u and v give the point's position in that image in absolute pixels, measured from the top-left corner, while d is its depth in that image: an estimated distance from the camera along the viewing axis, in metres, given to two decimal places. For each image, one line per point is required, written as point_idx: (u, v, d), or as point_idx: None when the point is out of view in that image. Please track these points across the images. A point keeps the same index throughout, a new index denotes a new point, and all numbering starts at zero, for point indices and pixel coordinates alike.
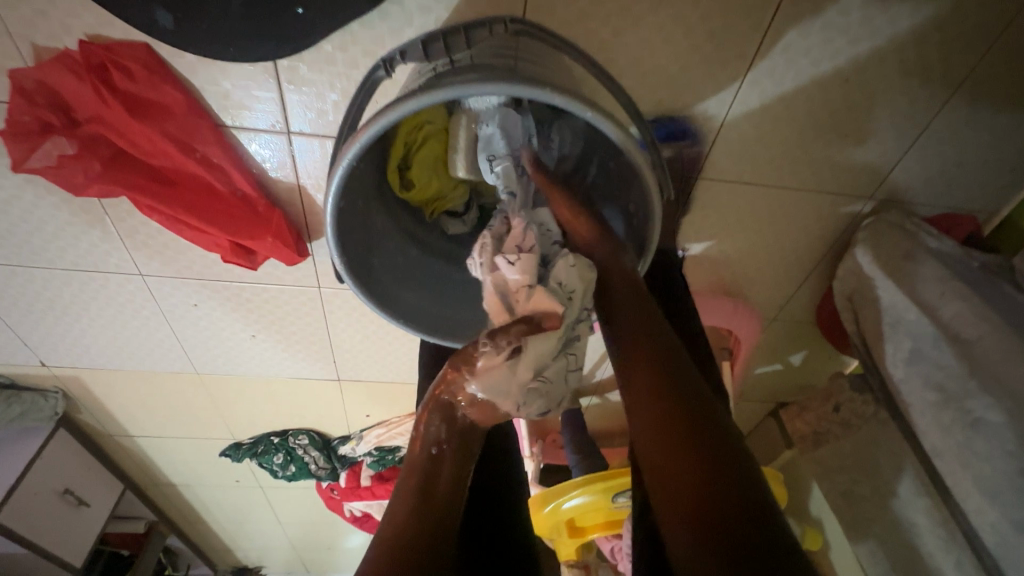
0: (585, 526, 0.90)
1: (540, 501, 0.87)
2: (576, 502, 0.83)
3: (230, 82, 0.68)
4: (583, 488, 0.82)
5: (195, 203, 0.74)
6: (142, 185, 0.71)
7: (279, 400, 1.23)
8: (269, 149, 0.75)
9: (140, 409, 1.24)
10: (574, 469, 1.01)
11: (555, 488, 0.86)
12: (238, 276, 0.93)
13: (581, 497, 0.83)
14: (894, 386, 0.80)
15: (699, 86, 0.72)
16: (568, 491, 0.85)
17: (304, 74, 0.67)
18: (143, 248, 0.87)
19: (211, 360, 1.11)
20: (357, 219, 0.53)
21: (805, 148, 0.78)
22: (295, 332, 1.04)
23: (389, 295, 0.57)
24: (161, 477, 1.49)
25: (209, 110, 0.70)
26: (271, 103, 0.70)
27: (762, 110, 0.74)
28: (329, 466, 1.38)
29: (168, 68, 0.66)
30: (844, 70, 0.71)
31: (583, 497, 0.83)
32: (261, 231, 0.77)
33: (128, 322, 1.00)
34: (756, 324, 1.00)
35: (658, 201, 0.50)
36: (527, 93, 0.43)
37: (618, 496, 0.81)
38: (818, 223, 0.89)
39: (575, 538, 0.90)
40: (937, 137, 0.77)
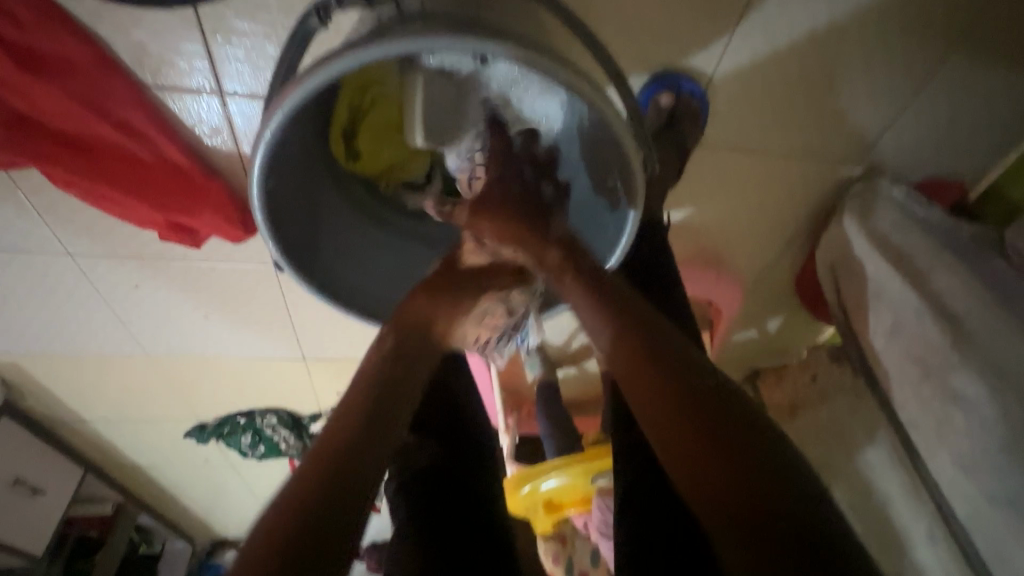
0: (563, 502, 0.88)
1: (516, 480, 0.83)
2: (554, 484, 0.81)
3: (144, 33, 0.58)
4: (561, 471, 0.80)
5: (121, 174, 0.65)
6: (50, 155, 0.61)
7: (242, 380, 1.17)
8: (199, 111, 0.65)
9: (91, 393, 1.16)
10: (545, 438, 0.97)
11: (530, 469, 0.83)
12: (182, 254, 0.84)
13: (558, 477, 0.81)
14: (875, 359, 0.79)
15: (684, 42, 0.65)
16: (545, 471, 0.82)
17: (232, 23, 0.58)
18: (67, 225, 0.77)
19: (163, 342, 1.03)
20: (295, 196, 0.47)
21: (795, 109, 0.73)
22: (253, 312, 0.97)
23: (341, 281, 0.52)
24: (124, 460, 1.43)
25: (123, 65, 0.61)
26: (197, 58, 0.60)
27: (751, 68, 0.68)
28: (300, 444, 1.34)
29: (64, 13, 0.56)
30: (842, 24, 0.64)
31: (561, 478, 0.80)
32: (198, 206, 0.69)
33: (63, 305, 0.91)
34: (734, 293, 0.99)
35: (640, 180, 0.45)
36: (490, 50, 0.36)
37: (597, 477, 0.79)
38: (803, 190, 0.84)
39: (553, 514, 0.89)
40: (933, 98, 0.72)
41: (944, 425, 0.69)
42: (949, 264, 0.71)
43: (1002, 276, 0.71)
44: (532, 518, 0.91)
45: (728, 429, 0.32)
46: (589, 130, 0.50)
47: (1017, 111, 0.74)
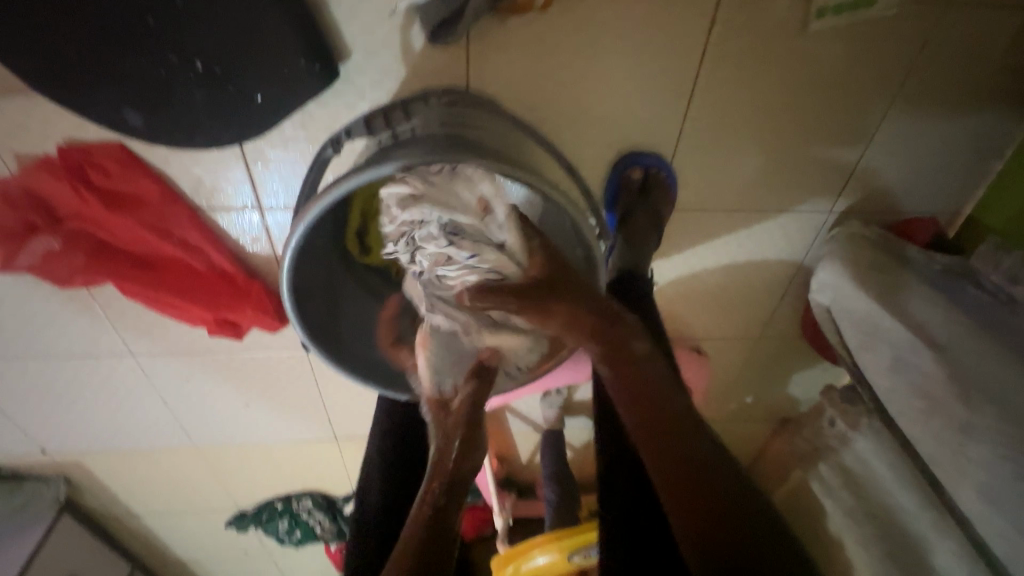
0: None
1: (506, 558, 0.94)
2: (539, 560, 0.91)
3: (201, 168, 0.72)
4: (544, 548, 0.92)
5: (180, 283, 0.77)
6: (124, 272, 0.74)
7: (279, 464, 1.23)
8: (242, 225, 0.78)
9: (142, 486, 1.24)
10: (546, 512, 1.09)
11: (519, 548, 0.94)
12: (226, 346, 0.95)
13: (544, 555, 0.92)
14: (883, 394, 0.80)
15: (645, 125, 0.75)
16: (532, 551, 0.93)
17: (269, 153, 0.72)
18: (131, 328, 0.89)
19: (208, 431, 1.12)
20: (320, 288, 0.57)
21: (756, 170, 0.81)
22: (288, 396, 1.06)
23: (359, 357, 0.60)
24: (168, 555, 1.47)
25: (184, 196, 0.74)
26: (242, 183, 0.74)
27: (709, 141, 0.77)
28: (334, 528, 1.36)
29: (141, 161, 0.70)
30: (781, 96, 0.74)
31: (547, 555, 0.91)
32: (241, 304, 0.79)
33: (123, 401, 1.02)
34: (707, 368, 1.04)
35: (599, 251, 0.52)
36: (457, 161, 0.46)
37: (574, 554, 0.90)
38: (784, 241, 0.90)
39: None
40: (883, 147, 0.80)
41: (959, 456, 0.68)
42: None
43: (982, 301, 0.74)
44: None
45: (690, 449, 0.52)
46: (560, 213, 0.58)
47: (968, 150, 0.81)
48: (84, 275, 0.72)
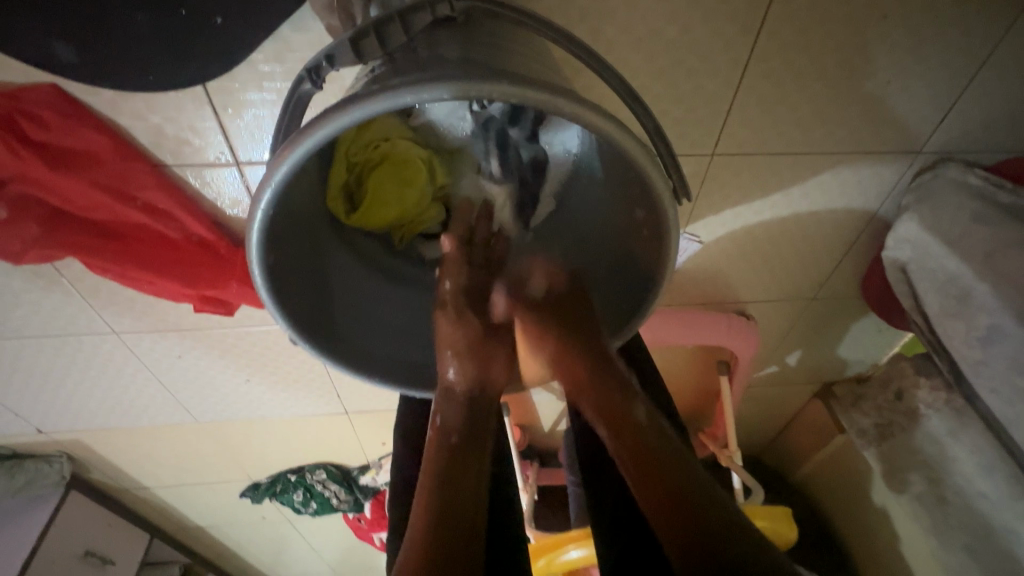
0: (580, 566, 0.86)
1: (537, 552, 0.83)
2: (573, 556, 0.81)
3: (159, 115, 0.59)
4: (580, 541, 0.81)
5: (154, 256, 0.66)
6: (85, 243, 0.63)
7: (288, 438, 1.17)
8: (219, 184, 0.66)
9: (150, 462, 1.19)
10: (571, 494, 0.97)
11: (549, 542, 0.83)
12: (218, 321, 0.85)
13: (581, 549, 0.81)
14: (971, 369, 0.69)
15: (704, 48, 0.60)
16: (565, 543, 0.82)
17: (239, 95, 0.58)
18: (110, 305, 0.80)
19: (210, 408, 1.05)
20: (306, 266, 0.45)
21: (838, 103, 0.66)
22: (291, 372, 0.97)
23: (363, 348, 0.49)
24: (186, 523, 1.45)
25: (144, 150, 0.62)
26: (212, 133, 0.61)
27: (783, 66, 0.62)
28: (351, 498, 1.32)
29: (84, 109, 0.58)
30: (883, 3, 0.58)
31: (583, 549, 0.80)
32: (224, 277, 0.69)
33: (115, 380, 0.94)
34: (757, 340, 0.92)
35: (675, 218, 0.39)
36: (479, 92, 0.32)
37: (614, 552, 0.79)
38: (858, 190, 0.76)
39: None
40: (1002, 70, 0.63)
41: None
42: None
43: None
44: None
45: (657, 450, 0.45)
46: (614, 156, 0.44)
47: None
48: (40, 249, 0.62)
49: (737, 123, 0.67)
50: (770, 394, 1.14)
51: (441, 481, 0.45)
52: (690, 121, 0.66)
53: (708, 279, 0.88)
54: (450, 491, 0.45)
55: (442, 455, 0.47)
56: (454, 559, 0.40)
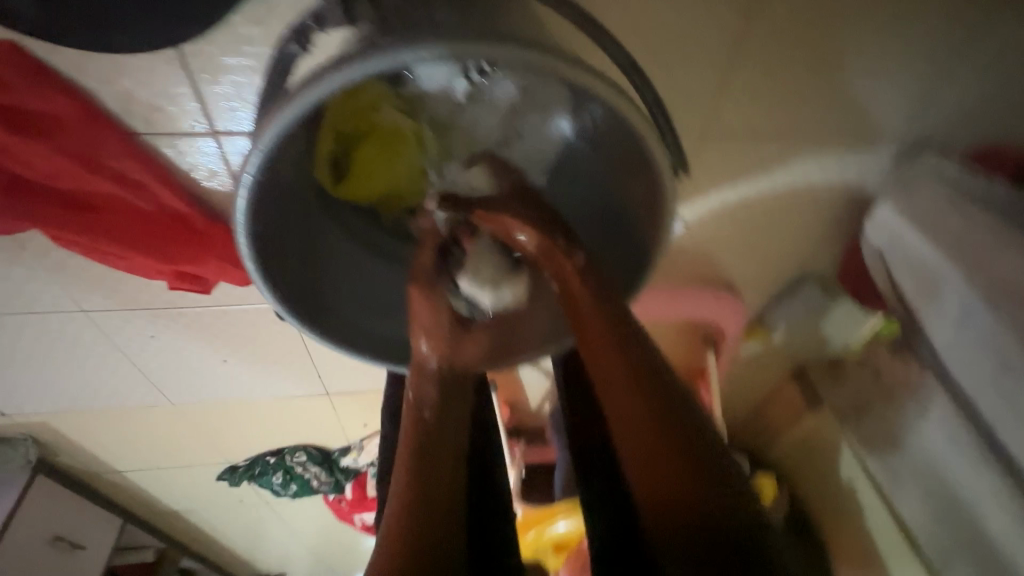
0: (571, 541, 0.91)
1: (528, 522, 0.90)
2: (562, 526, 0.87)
3: (129, 79, 0.56)
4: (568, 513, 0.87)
5: (125, 229, 0.63)
6: (50, 215, 0.60)
7: (267, 420, 1.15)
8: (194, 155, 0.63)
9: (121, 445, 1.16)
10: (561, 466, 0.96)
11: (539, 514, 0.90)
12: (194, 300, 0.82)
13: (568, 520, 0.87)
14: (941, 350, 0.71)
15: (697, 26, 0.59)
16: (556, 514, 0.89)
17: (216, 59, 0.55)
18: (78, 282, 0.76)
19: (185, 390, 1.02)
20: (295, 237, 0.44)
21: (824, 88, 0.66)
22: (271, 352, 0.95)
23: (351, 322, 0.48)
24: (161, 507, 1.42)
25: (116, 117, 0.59)
26: (187, 100, 0.58)
27: (773, 48, 0.62)
28: (332, 480, 1.31)
29: (48, 70, 0.54)
30: None
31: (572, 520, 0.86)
32: (202, 253, 0.66)
33: (83, 361, 0.91)
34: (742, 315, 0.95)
35: (671, 195, 0.39)
36: (480, 54, 0.31)
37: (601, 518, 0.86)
38: (839, 175, 0.77)
39: (562, 553, 0.93)
40: (983, 58, 0.65)
41: None
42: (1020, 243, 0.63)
43: None
44: (543, 556, 0.95)
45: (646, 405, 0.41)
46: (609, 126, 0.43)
47: None
48: (1, 221, 0.58)
49: (726, 105, 0.67)
50: (747, 376, 1.17)
51: (416, 459, 0.45)
52: (682, 101, 0.66)
53: (693, 260, 0.89)
54: (431, 484, 0.43)
55: (418, 432, 0.46)
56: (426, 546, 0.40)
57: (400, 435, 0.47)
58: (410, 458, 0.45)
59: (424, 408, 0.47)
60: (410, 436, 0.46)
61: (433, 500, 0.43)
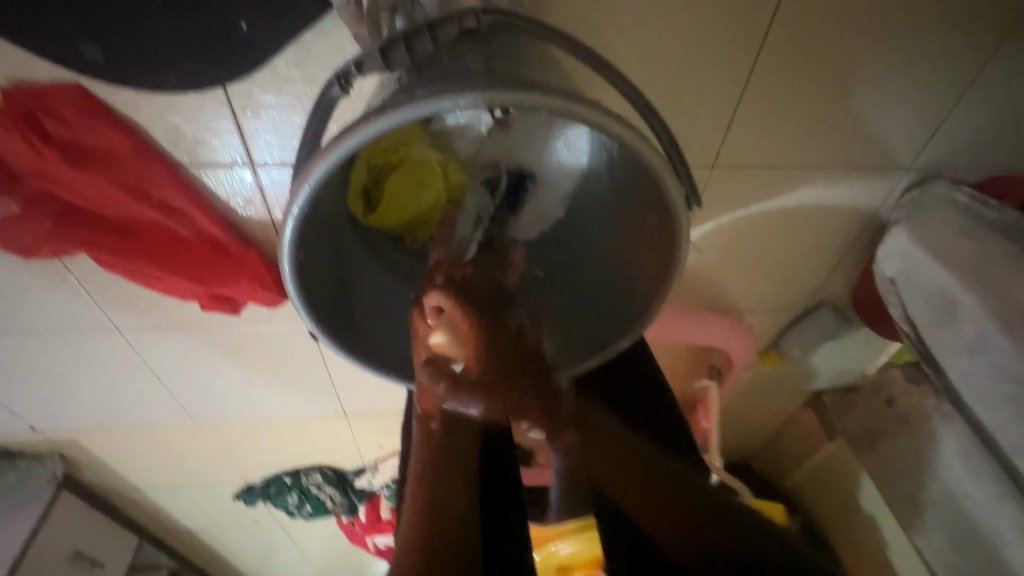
0: (572, 566, 0.91)
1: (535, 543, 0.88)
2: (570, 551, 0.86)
3: (178, 116, 0.60)
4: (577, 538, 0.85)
5: (164, 253, 0.67)
6: (98, 239, 0.64)
7: (285, 439, 1.17)
8: (232, 184, 0.67)
9: (143, 463, 1.18)
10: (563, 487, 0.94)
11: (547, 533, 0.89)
12: (223, 321, 0.86)
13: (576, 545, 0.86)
14: (957, 376, 0.72)
15: (708, 64, 0.63)
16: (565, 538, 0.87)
17: (259, 98, 0.60)
18: (116, 303, 0.80)
19: (209, 408, 1.05)
20: (328, 261, 0.47)
21: (832, 121, 0.69)
22: (293, 372, 0.97)
23: (376, 343, 0.50)
24: (177, 526, 1.43)
25: (162, 150, 0.63)
26: (229, 134, 0.62)
27: (782, 83, 0.65)
28: (346, 501, 1.32)
29: (105, 107, 0.59)
30: (875, 28, 0.61)
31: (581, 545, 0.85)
32: (235, 276, 0.70)
33: (115, 379, 0.94)
34: (750, 345, 0.94)
35: (686, 225, 0.41)
36: (511, 99, 0.34)
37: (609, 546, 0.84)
38: (848, 203, 0.79)
39: None
40: (987, 93, 0.67)
41: None
42: None
43: None
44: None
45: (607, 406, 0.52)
46: (626, 160, 0.45)
47: None
48: (53, 245, 0.62)
49: (737, 137, 0.69)
50: (762, 403, 1.16)
51: (428, 484, 0.47)
52: (694, 134, 0.69)
53: (705, 286, 0.90)
54: (442, 507, 0.46)
55: (430, 446, 0.48)
56: (438, 572, 0.42)
57: (416, 450, 0.49)
58: (422, 484, 0.47)
59: (432, 421, 0.48)
60: (426, 456, 0.48)
61: (444, 527, 0.45)
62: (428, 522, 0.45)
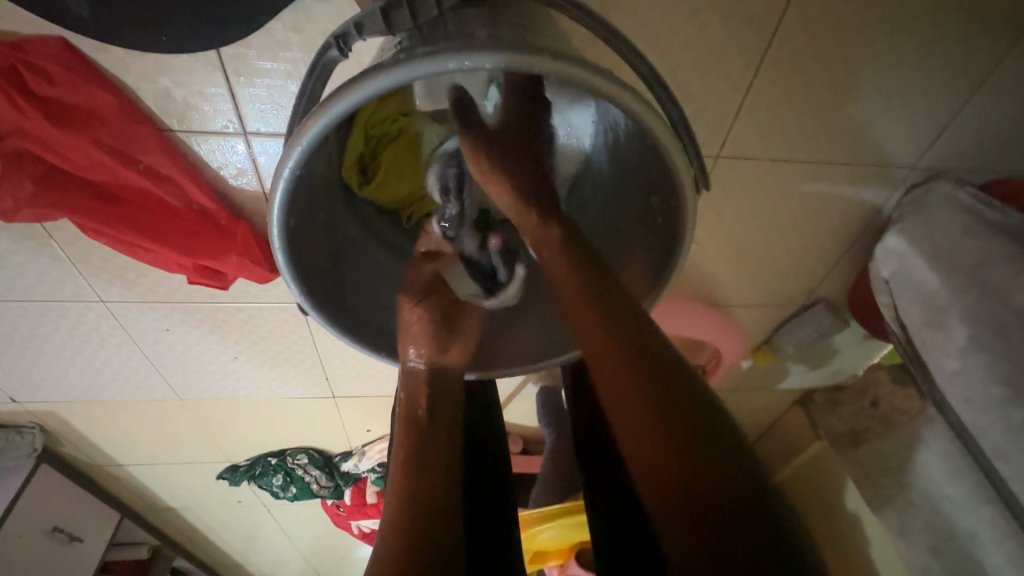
0: (548, 551, 0.91)
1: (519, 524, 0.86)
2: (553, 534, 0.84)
3: (169, 78, 0.58)
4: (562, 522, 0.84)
5: (151, 222, 0.65)
6: (81, 204, 0.61)
7: (271, 420, 1.15)
8: (224, 154, 0.65)
9: (126, 438, 1.17)
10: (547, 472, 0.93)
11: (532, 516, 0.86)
12: (210, 296, 0.84)
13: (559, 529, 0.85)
14: (947, 378, 0.72)
15: (718, 50, 0.61)
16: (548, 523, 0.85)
17: (254, 63, 0.57)
18: (99, 272, 0.78)
19: (193, 385, 1.03)
20: (321, 232, 0.45)
21: (840, 115, 0.67)
22: (282, 351, 0.95)
23: (367, 320, 0.49)
24: (159, 504, 1.41)
25: (151, 113, 0.61)
26: (221, 100, 0.60)
27: (792, 72, 0.63)
28: (332, 484, 1.31)
29: (91, 64, 0.56)
30: (890, 20, 0.60)
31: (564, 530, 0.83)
32: (223, 249, 0.68)
33: (97, 351, 0.92)
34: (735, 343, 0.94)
35: (692, 205, 0.40)
36: (520, 64, 0.32)
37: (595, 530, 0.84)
38: (850, 200, 0.78)
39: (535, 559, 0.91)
40: (998, 92, 0.66)
41: None
42: None
43: None
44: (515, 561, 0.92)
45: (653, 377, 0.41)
46: (634, 133, 0.44)
47: None
48: (32, 208, 0.60)
49: (742, 127, 0.68)
50: (753, 400, 1.16)
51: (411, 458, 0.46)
52: (699, 122, 0.67)
53: (701, 280, 0.90)
54: (426, 481, 0.44)
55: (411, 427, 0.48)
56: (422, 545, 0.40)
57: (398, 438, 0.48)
58: (407, 456, 0.46)
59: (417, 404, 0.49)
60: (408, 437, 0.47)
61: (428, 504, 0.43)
62: (412, 494, 0.43)
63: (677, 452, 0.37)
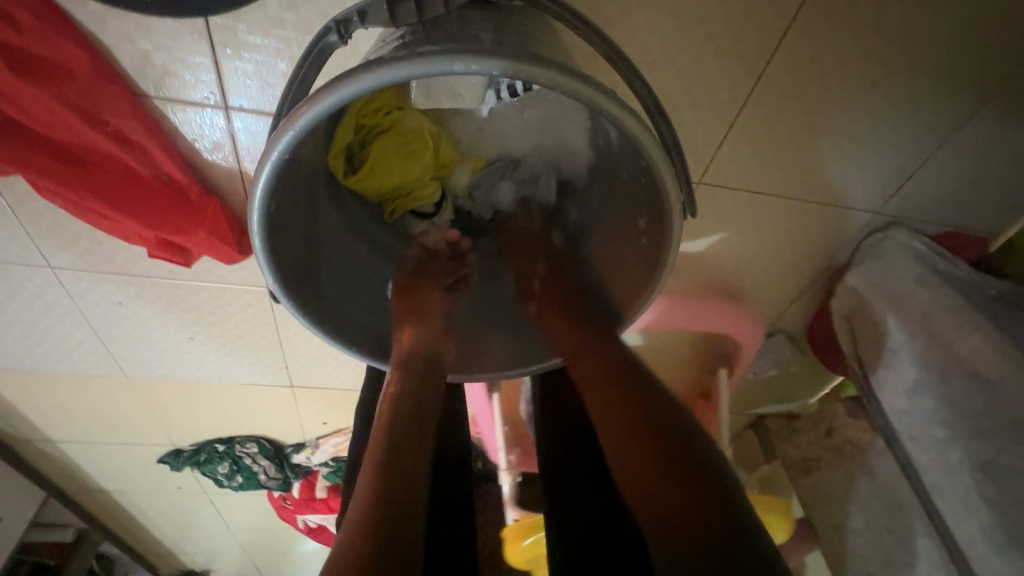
0: None
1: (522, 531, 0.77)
2: None
3: (149, 41, 0.55)
4: None
5: (114, 189, 0.61)
6: (38, 163, 0.57)
7: (222, 405, 1.10)
8: (201, 126, 0.62)
9: (60, 413, 1.10)
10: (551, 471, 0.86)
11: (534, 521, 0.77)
12: (170, 272, 0.80)
13: None
14: (893, 415, 0.75)
15: (710, 80, 0.63)
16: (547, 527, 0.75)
17: (243, 37, 0.55)
18: (50, 236, 0.73)
19: (142, 363, 0.97)
20: (301, 216, 0.44)
21: (817, 155, 0.70)
22: (242, 335, 0.92)
23: (340, 312, 0.48)
24: (90, 485, 1.34)
25: (125, 75, 0.58)
26: (204, 70, 0.57)
27: (777, 109, 0.65)
28: (281, 475, 1.26)
29: (65, 17, 0.53)
30: (872, 72, 0.63)
31: None
32: (191, 225, 0.65)
33: (39, 319, 0.86)
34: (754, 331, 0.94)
35: (678, 230, 0.41)
36: (527, 74, 0.32)
37: None
38: (819, 237, 0.82)
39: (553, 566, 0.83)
40: (960, 151, 0.70)
41: (973, 493, 0.64)
42: (980, 325, 0.67)
43: None
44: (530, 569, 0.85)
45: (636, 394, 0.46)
46: (628, 154, 0.44)
47: None
48: None
49: (726, 157, 0.70)
50: None
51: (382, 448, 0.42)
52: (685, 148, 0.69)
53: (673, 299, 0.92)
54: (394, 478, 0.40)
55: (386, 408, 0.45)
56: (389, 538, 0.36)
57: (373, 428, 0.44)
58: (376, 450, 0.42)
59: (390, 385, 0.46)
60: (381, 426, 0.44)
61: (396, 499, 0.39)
62: (378, 482, 0.40)
63: (657, 465, 0.41)
